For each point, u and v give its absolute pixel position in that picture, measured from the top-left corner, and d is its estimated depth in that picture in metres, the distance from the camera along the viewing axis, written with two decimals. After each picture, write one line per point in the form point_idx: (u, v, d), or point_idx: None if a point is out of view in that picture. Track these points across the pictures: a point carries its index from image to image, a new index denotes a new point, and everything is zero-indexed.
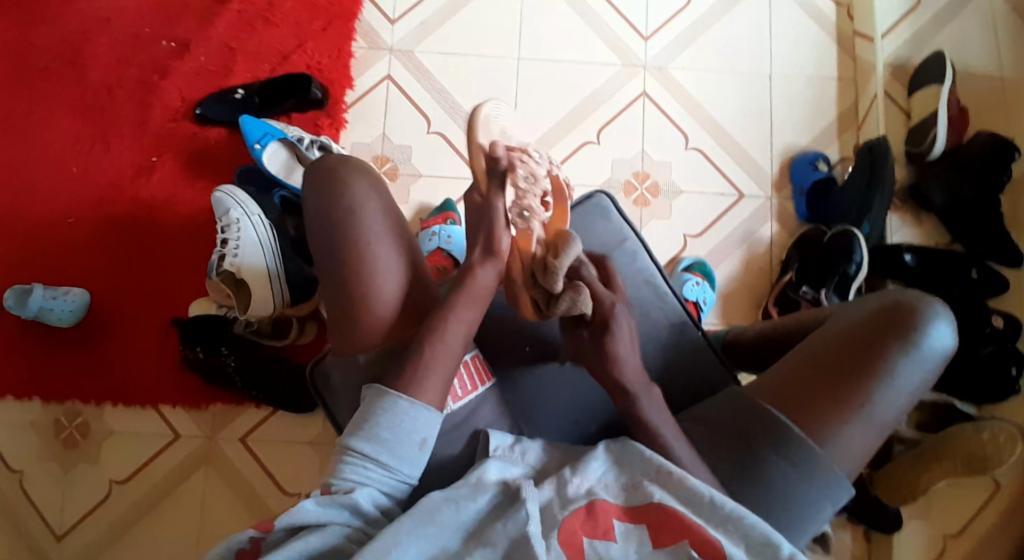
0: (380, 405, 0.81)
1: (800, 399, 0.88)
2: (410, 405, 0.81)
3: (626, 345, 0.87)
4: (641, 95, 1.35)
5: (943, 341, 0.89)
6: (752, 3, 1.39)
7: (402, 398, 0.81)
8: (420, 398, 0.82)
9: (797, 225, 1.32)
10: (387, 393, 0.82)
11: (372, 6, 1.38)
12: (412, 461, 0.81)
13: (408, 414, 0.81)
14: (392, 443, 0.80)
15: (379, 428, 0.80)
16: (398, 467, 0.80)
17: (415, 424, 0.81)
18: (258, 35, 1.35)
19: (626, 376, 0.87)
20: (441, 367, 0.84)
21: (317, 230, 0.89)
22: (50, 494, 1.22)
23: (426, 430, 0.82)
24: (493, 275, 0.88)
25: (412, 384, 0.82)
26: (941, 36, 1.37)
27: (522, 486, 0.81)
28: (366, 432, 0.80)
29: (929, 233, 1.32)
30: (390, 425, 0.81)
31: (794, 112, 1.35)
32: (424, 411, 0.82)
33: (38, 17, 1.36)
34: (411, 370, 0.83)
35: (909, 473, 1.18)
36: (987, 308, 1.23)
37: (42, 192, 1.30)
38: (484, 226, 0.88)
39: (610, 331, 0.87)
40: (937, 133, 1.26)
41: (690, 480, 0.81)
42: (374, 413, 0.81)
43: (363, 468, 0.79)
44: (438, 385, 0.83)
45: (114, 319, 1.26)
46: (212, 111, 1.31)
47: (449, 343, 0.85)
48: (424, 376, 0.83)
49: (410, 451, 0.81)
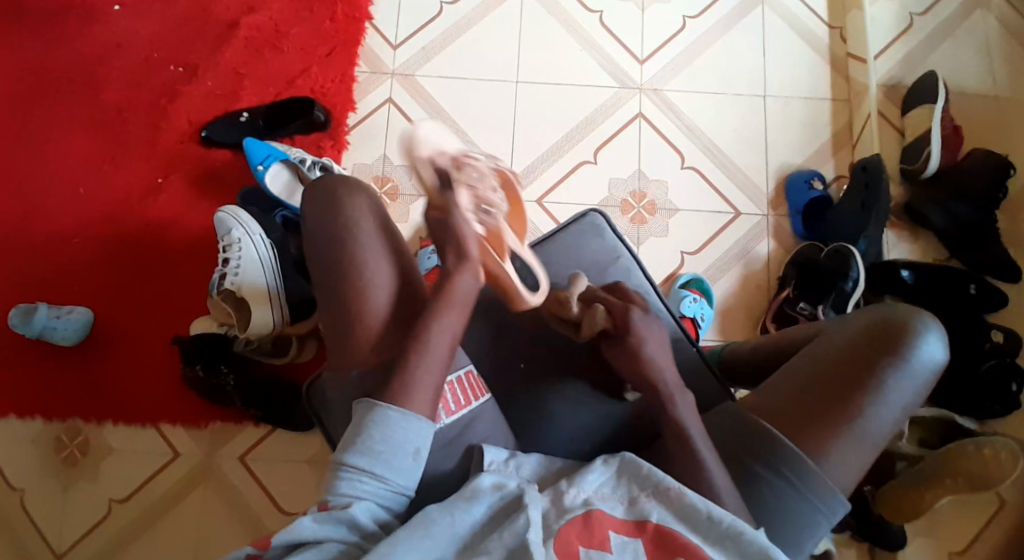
0: (370, 419, 0.81)
1: (792, 416, 0.88)
2: (400, 414, 0.81)
3: (652, 345, 0.90)
4: (638, 116, 1.37)
5: (936, 355, 0.89)
6: (747, 26, 1.42)
7: (392, 409, 0.81)
8: (410, 408, 0.82)
9: (793, 242, 1.33)
10: (376, 406, 0.81)
11: (375, 32, 1.41)
12: (406, 471, 0.80)
13: (399, 424, 0.81)
14: (384, 454, 0.80)
15: (371, 441, 0.80)
16: (391, 478, 0.80)
17: (407, 435, 0.81)
18: (264, 61, 1.39)
19: (662, 376, 0.89)
20: (431, 376, 0.84)
21: (315, 251, 0.90)
22: (50, 512, 1.22)
23: (419, 440, 0.81)
24: (471, 280, 0.88)
25: (406, 393, 0.82)
26: (934, 57, 1.38)
27: (523, 494, 0.80)
28: (360, 445, 0.80)
29: (925, 249, 1.31)
30: (382, 437, 0.80)
31: (789, 133, 1.37)
32: (415, 420, 0.81)
33: (51, 42, 1.39)
34: (398, 381, 0.83)
35: (911, 493, 1.16)
36: (985, 324, 1.24)
37: (51, 212, 1.32)
38: (450, 236, 0.88)
39: (633, 333, 0.90)
40: (931, 150, 1.27)
41: (687, 494, 0.81)
42: (364, 427, 0.80)
43: (358, 482, 0.79)
44: (427, 394, 0.83)
45: (117, 337, 1.28)
46: (217, 134, 1.34)
47: (434, 351, 0.85)
48: (413, 385, 0.83)
49: (404, 462, 0.80)
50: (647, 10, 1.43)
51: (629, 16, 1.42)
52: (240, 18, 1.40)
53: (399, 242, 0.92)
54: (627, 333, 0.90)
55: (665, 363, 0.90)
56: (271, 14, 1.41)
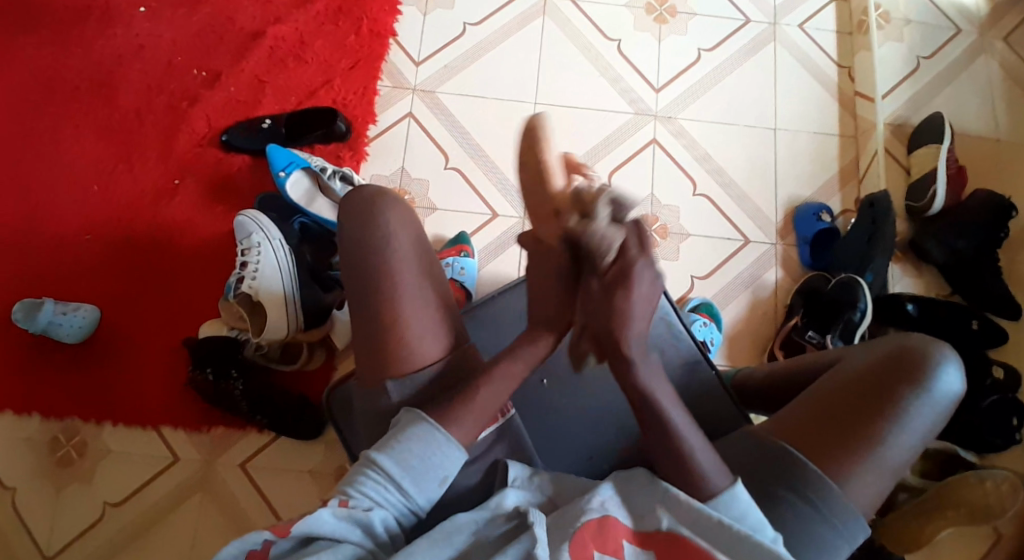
0: (413, 431, 0.82)
1: (813, 440, 0.89)
2: (444, 439, 0.82)
3: (637, 303, 0.82)
4: (652, 142, 1.40)
5: (953, 386, 0.90)
6: (759, 62, 1.46)
7: (438, 430, 0.82)
8: (454, 435, 0.82)
9: (800, 271, 1.35)
10: (423, 421, 0.82)
11: (398, 49, 1.43)
12: (428, 493, 0.81)
13: (440, 448, 0.81)
14: (417, 471, 0.80)
15: (408, 454, 0.80)
16: (415, 496, 0.80)
17: (442, 459, 0.81)
18: (288, 71, 1.40)
19: (634, 337, 0.82)
20: (495, 393, 0.85)
21: (351, 265, 0.90)
22: (40, 514, 1.19)
23: (451, 468, 0.82)
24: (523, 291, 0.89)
25: (443, 407, 0.84)
26: (940, 98, 1.43)
27: (527, 512, 0.80)
28: (395, 453, 0.80)
29: (927, 284, 1.34)
30: (423, 454, 0.81)
31: (797, 166, 1.40)
32: (455, 452, 0.82)
33: (74, 40, 1.40)
34: (450, 406, 0.84)
35: (913, 524, 1.17)
36: (987, 359, 1.26)
37: (62, 208, 1.31)
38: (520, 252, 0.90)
39: (625, 284, 0.81)
40: (937, 191, 1.31)
41: (696, 502, 0.79)
42: (406, 437, 0.81)
43: (383, 489, 0.79)
44: (473, 425, 0.84)
45: (125, 338, 1.26)
46: (236, 139, 1.35)
47: (495, 387, 0.86)
48: (462, 410, 0.84)
49: (431, 485, 0.81)
50: (663, 41, 1.46)
51: (646, 46, 1.46)
52: (266, 28, 1.42)
53: (434, 263, 0.92)
54: (625, 272, 0.81)
55: (642, 317, 0.83)
56: (298, 25, 1.42)
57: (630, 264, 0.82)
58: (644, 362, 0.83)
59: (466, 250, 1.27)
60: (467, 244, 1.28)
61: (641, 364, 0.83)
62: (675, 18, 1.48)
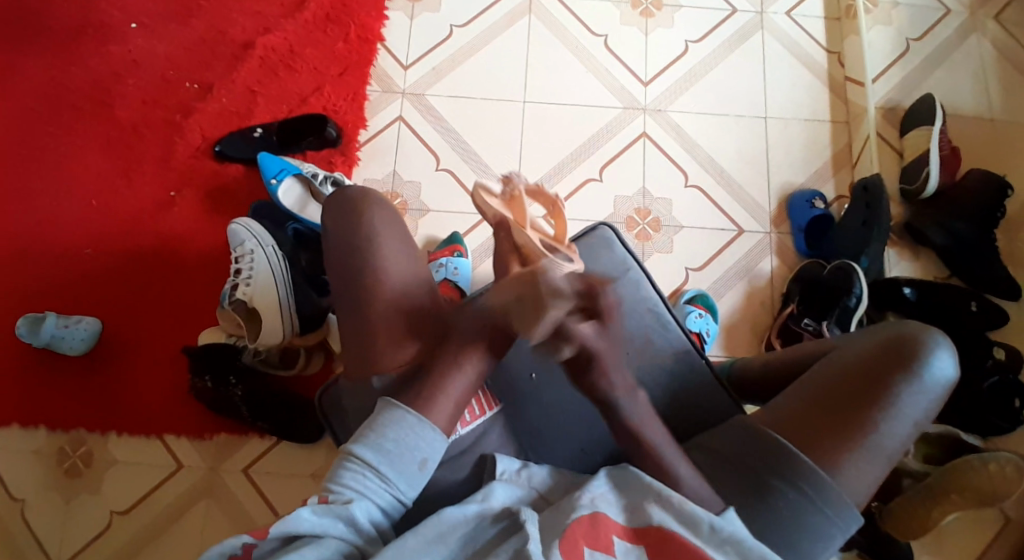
0: (387, 418, 0.82)
1: (805, 432, 0.86)
2: (416, 421, 0.82)
3: (612, 373, 0.81)
4: (642, 136, 1.40)
5: (946, 372, 0.87)
6: (748, 52, 1.46)
7: (410, 413, 0.82)
8: (429, 416, 0.83)
9: (796, 259, 1.35)
10: (396, 407, 0.82)
11: (387, 54, 1.45)
12: (410, 478, 0.81)
13: (412, 430, 0.81)
14: (392, 455, 0.80)
15: (383, 440, 0.81)
16: (394, 481, 0.80)
17: (419, 442, 0.81)
18: (278, 80, 1.42)
19: (614, 386, 0.82)
20: (460, 392, 0.85)
21: (337, 266, 0.90)
22: (49, 525, 1.21)
23: (429, 451, 0.82)
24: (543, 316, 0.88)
25: (425, 398, 0.83)
26: (931, 80, 1.43)
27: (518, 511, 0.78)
28: (369, 440, 0.81)
29: (926, 267, 1.33)
30: (395, 437, 0.81)
31: (789, 154, 1.40)
32: (431, 431, 0.82)
33: (69, 58, 1.43)
34: (427, 392, 0.84)
35: (921, 510, 1.15)
36: (988, 341, 1.25)
37: (62, 223, 1.34)
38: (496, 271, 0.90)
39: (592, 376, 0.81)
40: (931, 169, 1.29)
41: (690, 503, 0.78)
42: (379, 425, 0.81)
43: (362, 477, 0.79)
44: (449, 408, 0.84)
45: (125, 350, 1.28)
46: (230, 148, 1.36)
47: (467, 371, 0.85)
48: (439, 397, 0.84)
49: (409, 468, 0.81)
50: (650, 34, 1.46)
51: (634, 40, 1.46)
52: (256, 39, 1.44)
53: (421, 263, 0.94)
54: (588, 365, 0.81)
55: (623, 373, 0.82)
56: (287, 34, 1.44)
57: (590, 353, 0.80)
58: (630, 401, 0.82)
59: (459, 250, 1.27)
60: (460, 244, 1.28)
61: (625, 404, 0.82)
62: (661, 11, 1.48)
